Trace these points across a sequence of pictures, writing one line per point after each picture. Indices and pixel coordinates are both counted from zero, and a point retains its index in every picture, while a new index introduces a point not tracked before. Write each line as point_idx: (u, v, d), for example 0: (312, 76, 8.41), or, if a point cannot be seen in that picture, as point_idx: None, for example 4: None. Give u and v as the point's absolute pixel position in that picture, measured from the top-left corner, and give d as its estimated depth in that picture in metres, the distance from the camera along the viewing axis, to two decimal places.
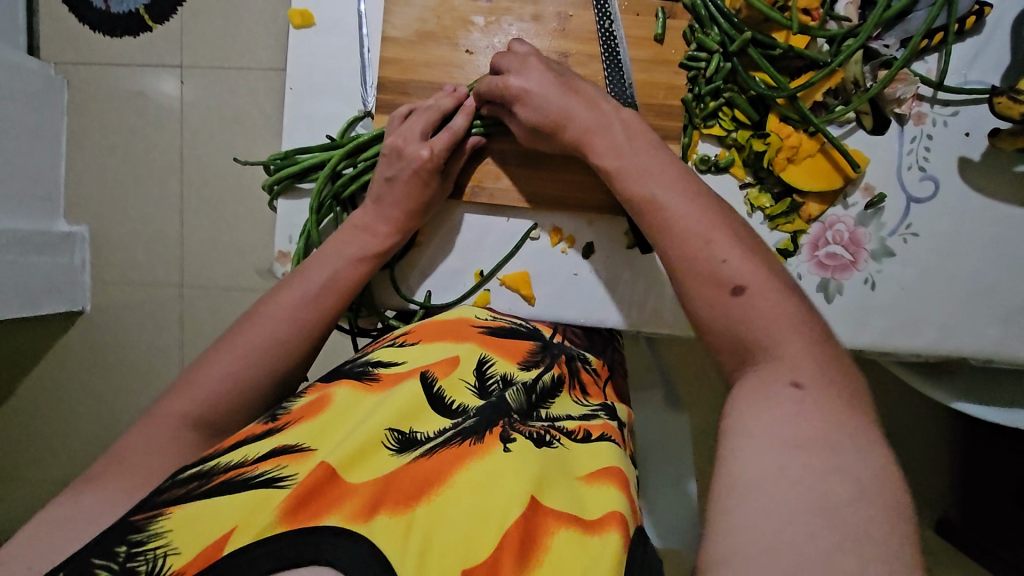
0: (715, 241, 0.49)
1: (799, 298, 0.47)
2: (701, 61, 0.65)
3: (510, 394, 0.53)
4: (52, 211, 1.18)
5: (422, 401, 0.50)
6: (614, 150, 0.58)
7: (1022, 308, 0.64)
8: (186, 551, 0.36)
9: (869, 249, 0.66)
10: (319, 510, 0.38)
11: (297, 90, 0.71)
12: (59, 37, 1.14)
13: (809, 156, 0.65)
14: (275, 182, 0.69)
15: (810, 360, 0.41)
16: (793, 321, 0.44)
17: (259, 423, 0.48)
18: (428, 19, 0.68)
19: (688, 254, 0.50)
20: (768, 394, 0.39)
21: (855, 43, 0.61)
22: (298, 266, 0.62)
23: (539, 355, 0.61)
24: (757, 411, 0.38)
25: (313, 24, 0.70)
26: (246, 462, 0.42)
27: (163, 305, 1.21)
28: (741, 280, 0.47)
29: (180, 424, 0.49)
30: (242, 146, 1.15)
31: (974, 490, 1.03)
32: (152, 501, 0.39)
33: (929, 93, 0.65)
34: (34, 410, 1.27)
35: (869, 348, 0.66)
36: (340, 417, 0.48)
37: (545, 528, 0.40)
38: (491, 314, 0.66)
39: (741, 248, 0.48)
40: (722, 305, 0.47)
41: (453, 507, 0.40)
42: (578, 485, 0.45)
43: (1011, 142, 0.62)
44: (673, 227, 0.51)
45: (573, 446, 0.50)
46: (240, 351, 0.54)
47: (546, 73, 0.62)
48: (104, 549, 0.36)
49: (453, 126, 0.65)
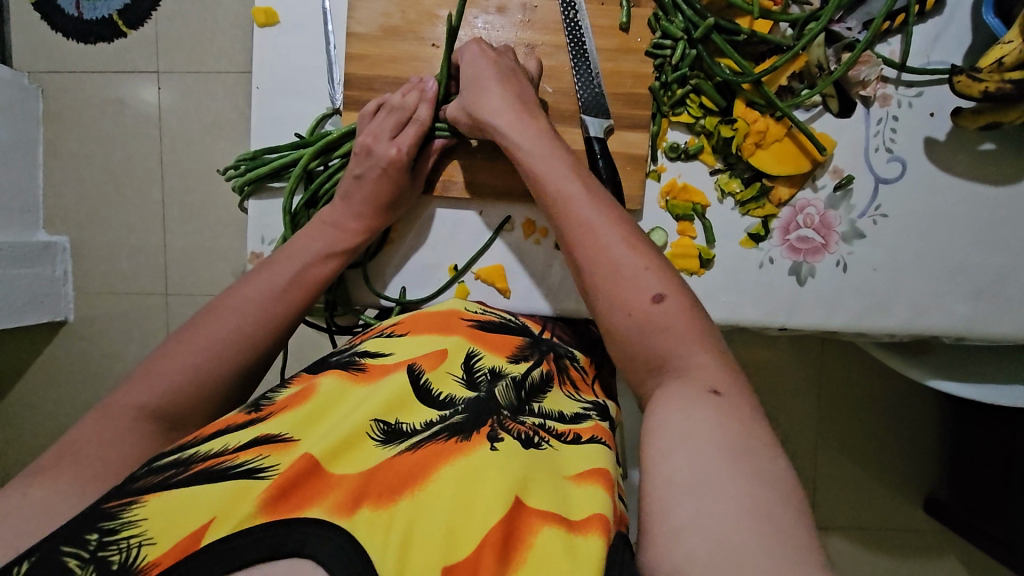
0: (637, 249, 0.51)
1: (677, 299, 0.48)
2: (666, 48, 0.65)
3: (499, 390, 0.52)
4: (32, 222, 1.17)
5: (409, 393, 0.50)
6: (536, 150, 0.58)
7: (991, 285, 0.65)
8: (161, 543, 0.35)
9: (840, 232, 0.66)
10: (302, 501, 0.38)
11: (263, 89, 0.71)
12: (33, 46, 1.13)
13: (776, 140, 0.65)
14: (245, 182, 0.69)
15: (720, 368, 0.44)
16: (698, 331, 0.47)
17: (241, 411, 0.47)
18: (394, 14, 0.68)
19: (616, 261, 0.50)
20: (688, 399, 0.42)
21: (817, 27, 0.62)
22: (265, 260, 0.62)
23: (527, 349, 0.61)
24: (680, 415, 0.41)
25: (278, 23, 0.70)
26: (226, 450, 0.41)
27: (147, 313, 1.20)
28: (660, 289, 0.48)
29: (138, 416, 0.48)
30: (222, 150, 1.15)
31: (960, 469, 1.03)
32: (124, 490, 0.39)
33: (893, 74, 0.65)
34: (20, 424, 1.25)
35: (842, 329, 0.67)
36: (325, 408, 0.47)
37: (528, 527, 0.39)
38: (481, 307, 0.66)
39: (658, 260, 0.50)
40: (642, 309, 0.47)
41: (436, 500, 0.40)
42: (565, 482, 0.44)
43: (974, 120, 0.62)
44: (597, 232, 0.52)
45: (562, 447, 0.49)
46: (203, 342, 0.53)
47: (495, 63, 0.63)
48: (75, 537, 0.35)
49: (419, 118, 0.66)
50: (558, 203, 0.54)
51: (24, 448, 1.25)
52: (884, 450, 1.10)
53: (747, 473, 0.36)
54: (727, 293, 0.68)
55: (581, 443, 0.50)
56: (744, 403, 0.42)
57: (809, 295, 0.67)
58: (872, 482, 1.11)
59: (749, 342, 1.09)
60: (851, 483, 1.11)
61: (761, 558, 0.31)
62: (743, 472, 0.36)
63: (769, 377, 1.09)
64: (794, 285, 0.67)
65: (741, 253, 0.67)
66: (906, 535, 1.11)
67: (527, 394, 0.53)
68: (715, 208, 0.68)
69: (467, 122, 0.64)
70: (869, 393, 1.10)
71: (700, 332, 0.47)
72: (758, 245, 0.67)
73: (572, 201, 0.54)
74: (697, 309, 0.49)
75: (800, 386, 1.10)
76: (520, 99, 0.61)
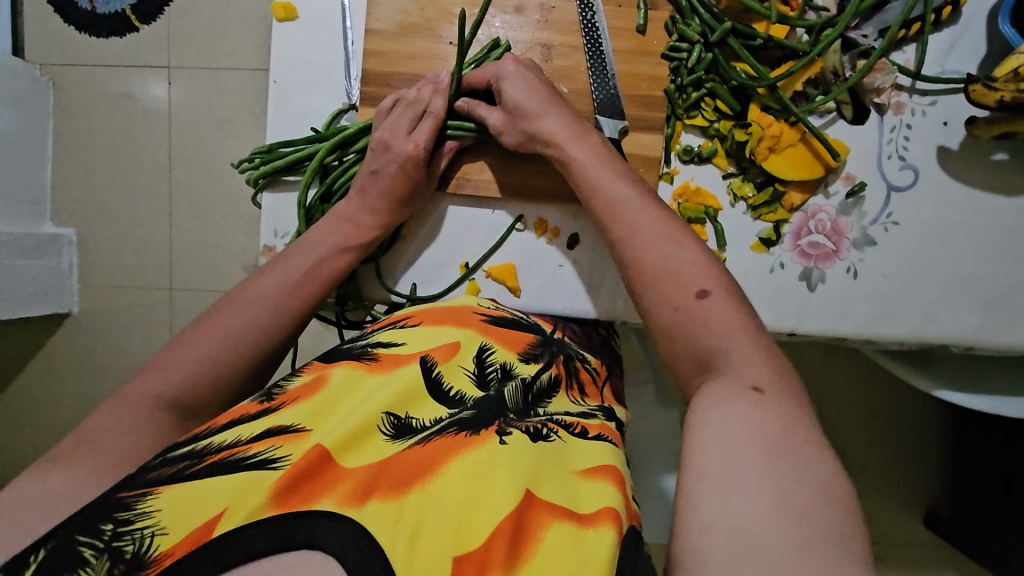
0: (682, 245, 0.52)
1: (724, 293, 0.48)
2: (682, 51, 0.66)
3: (508, 391, 0.52)
4: (39, 214, 1.17)
5: (420, 384, 0.49)
6: (585, 159, 0.60)
7: (1001, 296, 0.65)
8: (173, 533, 0.35)
9: (851, 238, 0.66)
10: (312, 494, 0.38)
11: (280, 83, 0.71)
12: (45, 39, 1.14)
13: (791, 145, 0.65)
14: (260, 175, 0.69)
15: (765, 362, 0.44)
16: (746, 325, 0.47)
17: (253, 401, 0.47)
18: (412, 11, 0.69)
19: (662, 259, 0.51)
20: (729, 396, 0.42)
21: (833, 33, 0.62)
22: (280, 253, 0.63)
23: (538, 347, 0.61)
24: (720, 412, 0.41)
25: (296, 18, 0.70)
26: (239, 442, 0.41)
27: (152, 307, 1.20)
28: (705, 284, 0.49)
29: (153, 405, 0.48)
30: (231, 146, 1.15)
31: (964, 483, 1.03)
32: (137, 480, 0.39)
33: (907, 82, 0.65)
34: (22, 416, 1.25)
35: (852, 336, 0.67)
36: (337, 399, 0.47)
37: (538, 522, 0.39)
38: (493, 305, 0.66)
39: (703, 255, 0.51)
40: (685, 305, 0.48)
41: (445, 493, 0.40)
42: (574, 477, 0.44)
43: (987, 129, 0.62)
44: (642, 234, 0.53)
45: (571, 438, 0.49)
46: (217, 333, 0.54)
47: (523, 73, 0.64)
48: (89, 527, 0.35)
49: (432, 110, 0.66)
50: (606, 211, 0.57)
51: (25, 440, 1.25)
52: (887, 462, 1.10)
53: (781, 468, 0.36)
54: None
55: (590, 438, 0.50)
56: (786, 396, 0.42)
57: (818, 301, 0.67)
58: (873, 492, 1.10)
59: None
60: (852, 493, 1.10)
61: (781, 558, 0.31)
62: (761, 470, 0.36)
63: None
64: (803, 290, 0.67)
65: (752, 257, 0.68)
66: (907, 548, 1.10)
67: (534, 399, 0.53)
68: (727, 211, 0.68)
69: (514, 136, 0.65)
70: (871, 402, 1.09)
71: (748, 325, 0.47)
72: (769, 250, 0.67)
73: (620, 208, 0.56)
74: (745, 306, 0.49)
75: None
76: (561, 107, 0.63)
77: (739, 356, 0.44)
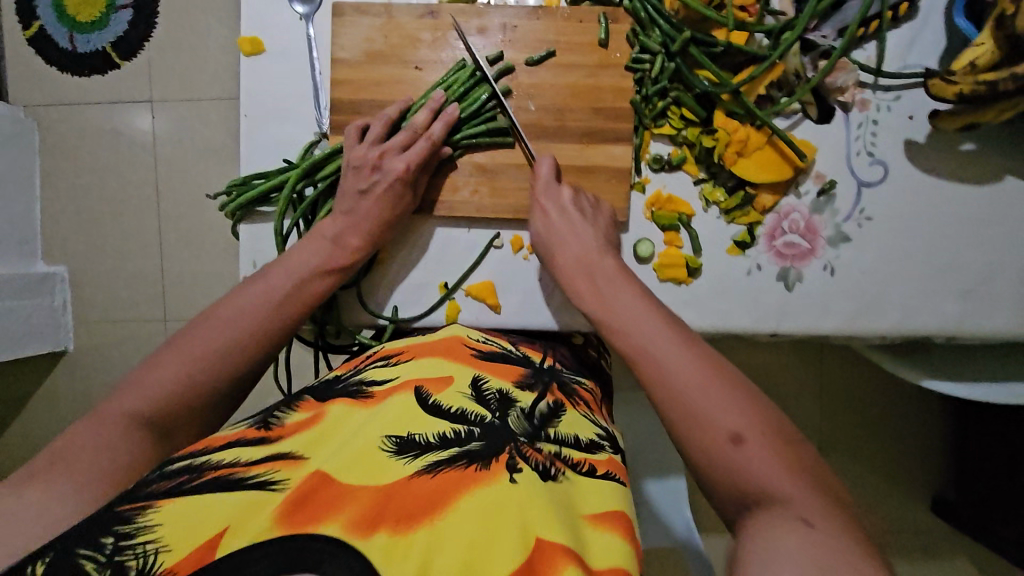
0: (673, 338, 0.51)
1: (722, 378, 0.47)
2: (645, 62, 0.67)
3: (512, 420, 0.50)
4: (30, 254, 1.18)
5: (413, 409, 0.48)
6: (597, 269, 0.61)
7: (980, 283, 0.66)
8: (176, 550, 0.35)
9: (826, 236, 0.67)
10: (315, 514, 0.38)
11: (251, 116, 0.72)
12: (28, 80, 1.15)
13: (758, 148, 0.66)
14: (235, 208, 0.70)
15: (782, 465, 0.41)
16: (751, 414, 0.45)
17: (251, 428, 0.48)
18: (376, 39, 0.69)
19: (655, 345, 0.51)
20: (773, 526, 0.38)
21: (792, 36, 0.63)
22: (261, 270, 0.63)
23: (530, 378, 0.60)
24: (762, 540, 0.38)
25: (262, 51, 0.71)
26: (238, 463, 0.42)
27: (146, 340, 1.20)
28: (695, 371, 0.48)
29: (136, 435, 0.48)
30: (216, 175, 1.15)
31: (968, 468, 1.02)
32: (138, 495, 0.39)
33: (870, 79, 0.66)
34: (22, 456, 1.25)
35: (836, 334, 0.67)
36: (332, 429, 0.47)
37: (552, 564, 0.37)
38: (484, 338, 0.67)
39: (692, 347, 0.50)
40: (719, 451, 0.43)
41: (455, 529, 0.38)
42: (584, 523, 0.43)
43: (951, 122, 0.63)
44: (633, 329, 0.53)
45: (578, 477, 0.48)
46: (193, 356, 0.54)
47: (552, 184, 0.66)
48: (91, 541, 0.35)
49: (431, 135, 0.66)
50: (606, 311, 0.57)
51: None
52: (887, 452, 1.10)
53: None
54: (718, 301, 0.68)
55: (596, 477, 0.49)
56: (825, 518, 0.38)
57: (798, 301, 0.67)
58: (882, 484, 1.10)
59: (744, 346, 1.09)
60: (859, 484, 1.10)
61: None
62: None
63: (770, 382, 1.09)
64: (782, 291, 0.67)
65: (728, 261, 0.68)
66: (920, 537, 1.09)
67: (541, 421, 0.52)
68: (700, 217, 0.68)
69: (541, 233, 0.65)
70: (872, 395, 1.10)
71: (755, 417, 0.44)
72: (745, 252, 0.68)
73: (616, 306, 0.56)
74: (745, 391, 0.47)
75: (801, 390, 1.09)
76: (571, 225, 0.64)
77: (795, 502, 0.39)
